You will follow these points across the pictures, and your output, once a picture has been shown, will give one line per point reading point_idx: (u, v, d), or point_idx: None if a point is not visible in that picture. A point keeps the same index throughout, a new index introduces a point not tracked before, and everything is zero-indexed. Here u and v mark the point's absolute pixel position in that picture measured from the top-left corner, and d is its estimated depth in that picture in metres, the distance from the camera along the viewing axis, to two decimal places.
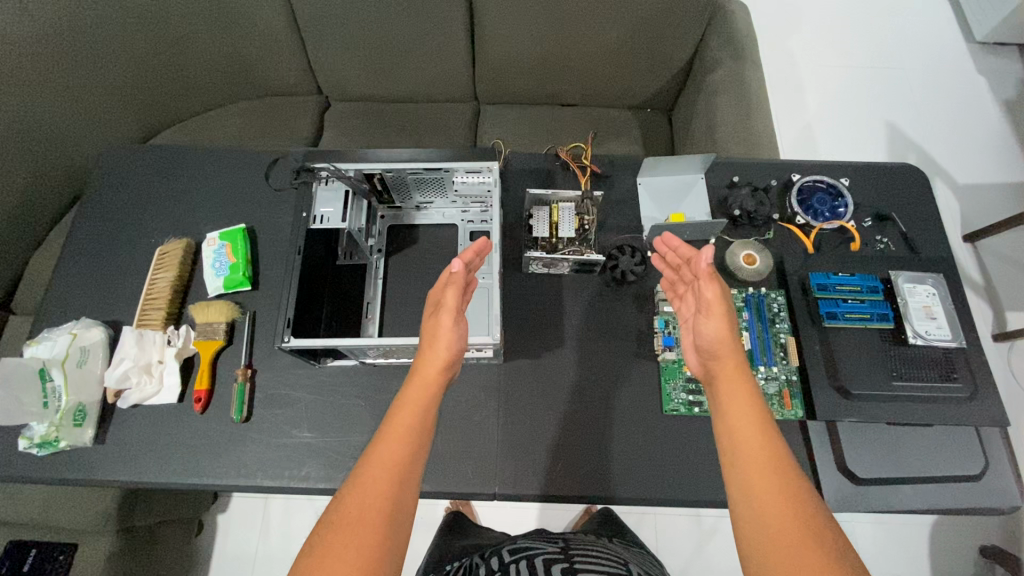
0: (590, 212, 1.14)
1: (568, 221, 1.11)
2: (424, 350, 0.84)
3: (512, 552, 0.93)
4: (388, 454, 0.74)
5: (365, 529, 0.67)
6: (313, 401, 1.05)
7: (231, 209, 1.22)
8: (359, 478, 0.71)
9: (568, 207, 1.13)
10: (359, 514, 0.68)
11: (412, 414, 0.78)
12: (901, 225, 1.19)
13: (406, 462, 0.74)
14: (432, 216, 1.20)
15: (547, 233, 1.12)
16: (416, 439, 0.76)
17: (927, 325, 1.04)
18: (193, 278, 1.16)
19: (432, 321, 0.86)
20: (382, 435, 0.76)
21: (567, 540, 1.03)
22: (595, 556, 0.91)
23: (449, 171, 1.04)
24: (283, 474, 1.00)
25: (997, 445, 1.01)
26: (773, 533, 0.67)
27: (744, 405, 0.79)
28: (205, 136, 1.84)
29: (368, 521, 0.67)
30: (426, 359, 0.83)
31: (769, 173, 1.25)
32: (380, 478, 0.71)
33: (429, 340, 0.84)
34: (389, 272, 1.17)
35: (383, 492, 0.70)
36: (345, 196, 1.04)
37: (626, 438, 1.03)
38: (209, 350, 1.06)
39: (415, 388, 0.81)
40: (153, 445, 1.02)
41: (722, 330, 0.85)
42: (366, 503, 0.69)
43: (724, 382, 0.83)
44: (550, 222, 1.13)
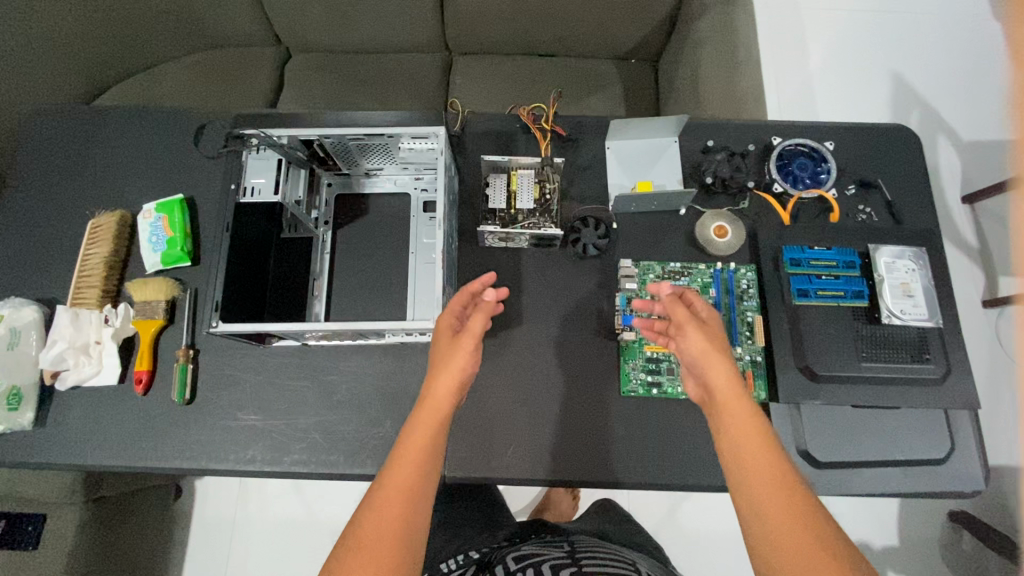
0: (551, 179, 1.06)
1: (526, 190, 1.02)
2: (436, 370, 0.79)
3: (520, 556, 0.93)
4: (399, 479, 0.71)
5: (382, 557, 0.65)
6: (258, 382, 1.01)
7: (164, 178, 1.13)
8: (372, 503, 0.69)
9: (527, 174, 1.04)
10: (377, 539, 0.66)
11: (427, 435, 0.75)
12: (887, 192, 1.11)
13: (422, 487, 0.71)
14: (383, 184, 1.11)
15: (504, 204, 1.04)
16: (431, 461, 0.73)
17: (903, 303, 0.99)
18: (130, 252, 1.09)
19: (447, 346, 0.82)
20: (392, 460, 0.73)
21: (569, 539, 1.02)
22: (602, 558, 0.91)
23: (393, 137, 0.95)
24: (228, 457, 0.97)
25: (966, 428, 0.97)
26: (797, 563, 0.65)
27: (749, 432, 0.74)
28: (156, 92, 1.71)
29: (383, 549, 0.66)
30: (439, 379, 0.78)
31: (748, 134, 1.15)
32: (394, 500, 0.69)
33: (441, 362, 0.80)
34: (337, 245, 1.09)
35: (397, 517, 0.68)
36: (278, 166, 0.95)
37: (580, 420, 1.00)
38: (147, 330, 1.02)
39: (421, 413, 0.77)
40: (96, 429, 0.99)
41: (711, 348, 0.81)
42: (380, 530, 0.67)
43: (726, 403, 0.78)
44: (508, 190, 1.04)
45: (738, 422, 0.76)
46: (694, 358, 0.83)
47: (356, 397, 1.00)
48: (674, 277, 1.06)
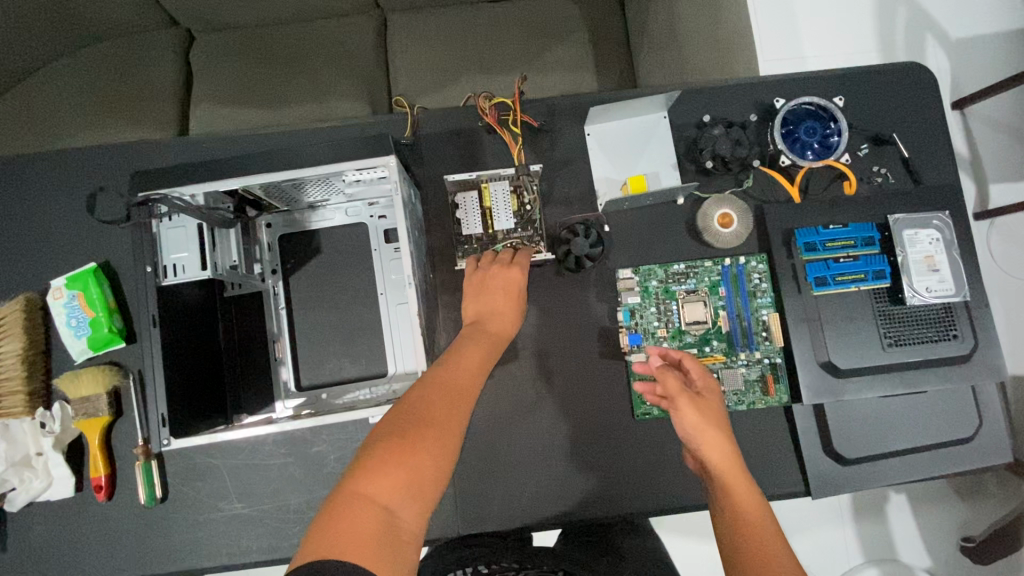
0: (529, 189, 0.93)
1: (502, 206, 0.90)
2: (491, 304, 0.83)
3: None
4: (459, 375, 0.70)
5: (440, 434, 0.63)
6: (236, 466, 0.91)
7: (68, 244, 0.94)
8: (432, 387, 0.67)
9: (502, 186, 0.91)
10: (441, 420, 0.64)
11: (484, 350, 0.76)
12: (902, 148, 0.99)
13: (476, 390, 0.70)
14: (332, 216, 0.93)
15: (481, 227, 0.91)
16: (485, 369, 0.74)
17: (928, 280, 0.90)
18: (52, 338, 0.93)
19: (500, 278, 0.85)
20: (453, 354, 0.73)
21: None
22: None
23: (333, 173, 0.78)
24: (219, 553, 0.88)
25: (993, 399, 0.93)
26: None
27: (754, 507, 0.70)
28: (28, 112, 1.38)
29: (445, 429, 0.64)
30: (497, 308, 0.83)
31: (746, 99, 1.00)
32: (446, 395, 0.67)
33: (498, 294, 0.83)
34: (293, 297, 0.93)
35: (456, 403, 0.67)
36: (198, 233, 0.79)
37: (595, 452, 0.93)
38: (94, 430, 0.88)
39: (476, 337, 0.79)
40: (65, 543, 0.89)
41: (705, 423, 0.75)
42: (437, 410, 0.65)
43: (728, 484, 0.72)
44: (483, 209, 0.91)
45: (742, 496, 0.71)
46: (688, 437, 0.76)
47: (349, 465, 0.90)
48: (679, 281, 0.95)
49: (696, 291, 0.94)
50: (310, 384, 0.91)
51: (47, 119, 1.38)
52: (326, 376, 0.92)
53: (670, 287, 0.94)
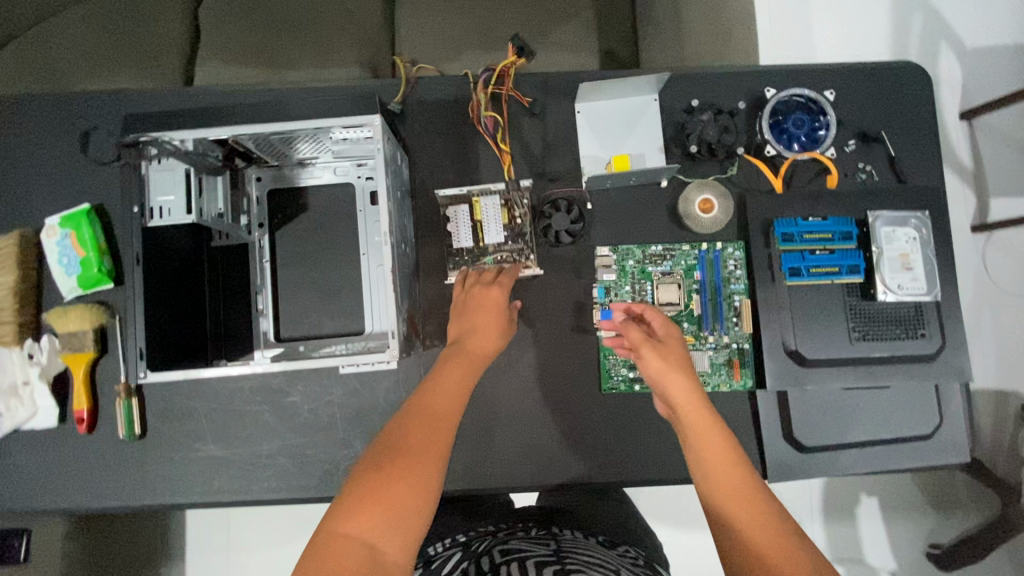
0: (521, 204, 0.94)
1: (493, 220, 0.93)
2: (472, 327, 0.85)
3: (503, 551, 0.78)
4: (434, 404, 0.72)
5: (419, 464, 0.65)
6: (213, 410, 0.94)
7: (65, 184, 0.96)
8: (408, 419, 0.70)
9: (493, 201, 0.93)
10: (419, 449, 0.66)
11: (462, 372, 0.78)
12: (890, 146, 1.00)
13: (455, 416, 0.72)
14: (321, 175, 0.95)
15: (472, 240, 0.94)
16: (463, 395, 0.75)
17: (900, 278, 0.92)
18: (44, 275, 0.96)
19: (479, 299, 0.87)
20: (431, 381, 0.76)
21: (557, 533, 0.88)
22: (592, 561, 0.76)
23: (321, 128, 0.80)
24: (192, 491, 0.92)
25: (956, 400, 0.95)
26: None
27: (720, 449, 0.69)
28: (31, 57, 1.37)
29: (424, 459, 0.65)
30: (477, 332, 0.84)
31: (738, 87, 1.00)
32: (423, 426, 0.69)
33: (477, 316, 0.86)
34: (277, 251, 0.95)
35: (433, 430, 0.69)
36: (186, 178, 0.82)
37: (561, 423, 0.95)
38: (79, 364, 0.91)
39: (456, 357, 0.81)
40: (47, 469, 0.93)
41: (667, 366, 0.77)
42: (414, 440, 0.67)
43: (694, 428, 0.72)
44: (474, 223, 0.94)
45: (705, 436, 0.71)
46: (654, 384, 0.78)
47: (321, 417, 0.93)
48: (656, 262, 0.96)
49: (671, 273, 0.96)
50: (288, 336, 0.94)
51: (51, 67, 1.38)
52: (304, 330, 0.94)
53: (646, 268, 0.96)
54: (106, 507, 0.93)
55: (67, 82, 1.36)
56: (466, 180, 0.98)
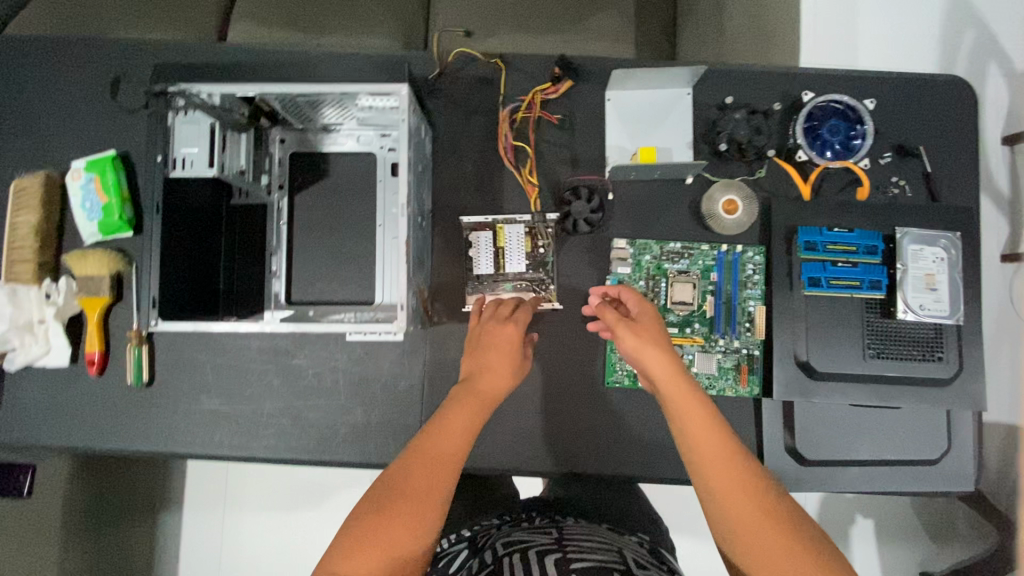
0: (545, 233, 0.94)
1: (515, 247, 0.93)
2: (483, 363, 0.78)
3: (506, 543, 0.80)
4: (438, 448, 0.69)
5: (413, 515, 0.63)
6: (220, 365, 0.95)
7: (93, 130, 0.97)
8: (410, 462, 0.67)
9: (516, 228, 0.93)
10: (415, 496, 0.65)
11: (469, 414, 0.73)
12: (926, 162, 0.97)
13: (459, 461, 0.69)
14: (344, 142, 0.95)
15: (492, 268, 0.93)
16: (470, 438, 0.71)
17: (922, 298, 0.89)
18: (66, 218, 0.97)
19: (493, 335, 0.81)
20: (436, 420, 0.72)
21: (560, 521, 0.90)
22: (593, 545, 0.78)
23: (348, 93, 0.80)
24: (194, 442, 0.94)
25: (966, 428, 0.92)
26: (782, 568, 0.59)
27: (703, 430, 0.68)
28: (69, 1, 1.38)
29: (419, 510, 0.64)
30: (488, 370, 0.78)
31: (775, 88, 0.97)
32: (424, 472, 0.66)
33: (488, 354, 0.79)
34: (295, 213, 0.95)
35: (431, 478, 0.66)
36: (212, 132, 0.82)
37: (561, 412, 0.94)
38: (94, 308, 0.92)
39: (463, 396, 0.75)
40: (56, 407, 0.95)
41: (644, 344, 0.74)
42: (414, 485, 0.65)
43: (676, 408, 0.70)
44: (495, 248, 0.93)
45: (687, 416, 0.69)
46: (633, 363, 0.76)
47: (324, 382, 0.94)
48: (673, 259, 0.95)
49: (688, 272, 0.94)
50: (299, 300, 0.95)
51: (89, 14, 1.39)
52: (315, 295, 0.95)
53: (662, 264, 0.95)
54: (111, 450, 0.95)
55: (103, 30, 1.37)
56: (488, 160, 0.98)
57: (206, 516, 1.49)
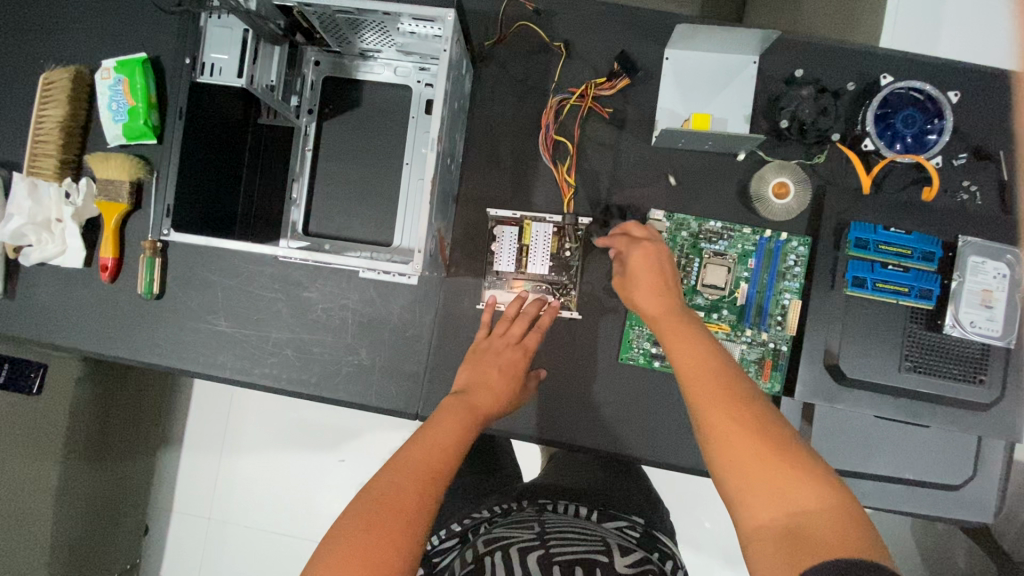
0: (573, 238, 0.89)
1: (541, 247, 0.88)
2: (478, 382, 0.81)
3: (488, 540, 0.78)
4: (427, 457, 0.69)
5: (396, 518, 0.61)
6: (230, 287, 0.93)
7: (126, 27, 0.93)
8: (396, 471, 0.67)
9: (545, 228, 0.88)
10: (398, 499, 0.63)
11: (459, 423, 0.75)
12: (1003, 169, 0.88)
13: (447, 471, 0.69)
14: (380, 72, 0.90)
15: (514, 267, 0.89)
16: (460, 447, 0.72)
17: (974, 314, 0.83)
18: (92, 118, 0.95)
19: (492, 355, 0.84)
20: (424, 428, 0.73)
21: (542, 512, 0.88)
22: (577, 539, 0.76)
23: (391, 14, 0.74)
24: (197, 361, 0.93)
25: (996, 457, 0.87)
26: (755, 466, 0.58)
27: (687, 341, 0.69)
28: None
29: (402, 510, 0.62)
30: (481, 388, 0.81)
31: (851, 67, 0.89)
32: (408, 477, 0.66)
33: (484, 373, 0.82)
34: (321, 140, 0.91)
35: (415, 480, 0.66)
36: (245, 39, 0.77)
37: (570, 383, 0.90)
38: (112, 213, 0.91)
39: (455, 408, 0.77)
40: (66, 308, 0.95)
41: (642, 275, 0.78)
42: (403, 495, 0.64)
43: (664, 327, 0.72)
44: (520, 244, 0.89)
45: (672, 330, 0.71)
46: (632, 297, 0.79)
47: (332, 319, 0.92)
48: (710, 239, 0.89)
49: (724, 255, 0.89)
50: (315, 232, 0.92)
51: None
52: (333, 229, 0.92)
53: (698, 244, 0.89)
54: (113, 358, 0.95)
55: None
56: (529, 110, 0.92)
57: (206, 437, 1.52)
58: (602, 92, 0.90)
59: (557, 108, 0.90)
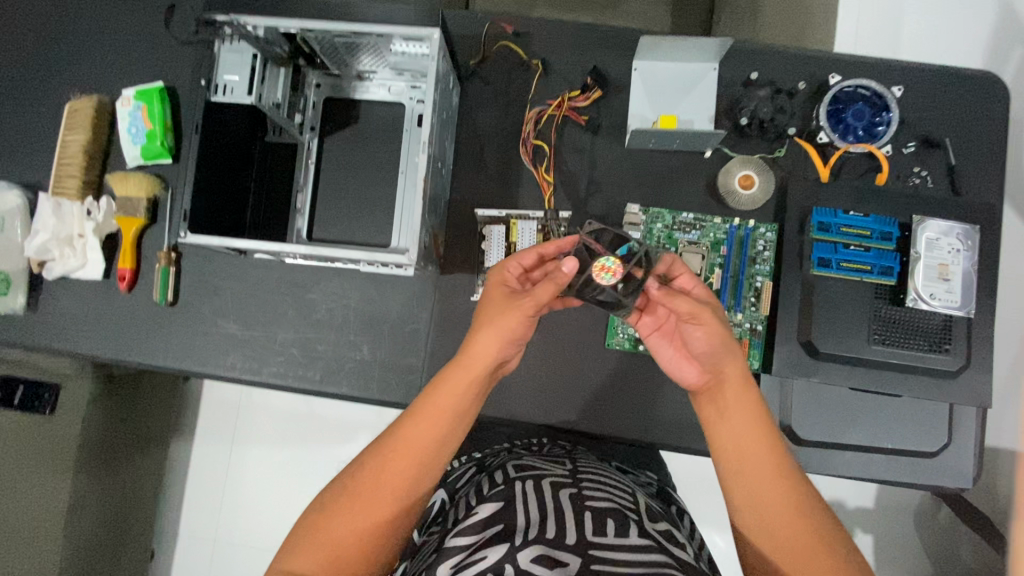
0: (557, 233, 0.95)
1: (527, 243, 0.94)
2: (480, 327, 0.73)
3: (519, 468, 0.80)
4: (411, 447, 0.68)
5: (374, 503, 0.66)
6: (239, 292, 1.00)
7: (146, 62, 1.03)
8: (380, 449, 0.69)
9: (530, 225, 0.95)
10: (379, 491, 0.67)
11: (454, 397, 0.70)
12: (950, 155, 0.96)
13: (431, 463, 0.69)
14: (376, 91, 0.99)
15: None
16: (443, 442, 0.70)
17: (934, 287, 0.88)
18: (112, 142, 1.03)
19: (500, 298, 0.75)
20: (416, 408, 0.70)
21: (572, 452, 0.91)
22: (608, 483, 0.79)
23: (384, 36, 0.84)
24: (208, 363, 0.98)
25: (969, 424, 0.91)
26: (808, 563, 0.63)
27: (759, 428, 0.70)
28: None
29: (379, 499, 0.66)
30: (482, 335, 0.72)
31: (803, 70, 0.98)
32: (393, 466, 0.68)
33: (489, 317, 0.73)
34: (323, 154, 1.00)
35: (401, 473, 0.67)
36: (253, 62, 0.86)
37: (561, 370, 0.96)
38: (130, 227, 0.98)
39: (455, 371, 0.71)
40: (85, 318, 1.01)
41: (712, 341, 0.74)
42: (387, 480, 0.67)
43: (738, 402, 0.72)
44: (507, 242, 0.95)
45: (748, 409, 0.71)
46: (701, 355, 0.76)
47: (335, 318, 0.98)
48: (684, 229, 0.96)
49: (698, 243, 0.95)
50: (318, 237, 0.99)
51: None
52: (334, 234, 0.99)
53: (673, 234, 0.96)
54: (129, 364, 1.00)
55: None
56: (512, 120, 1.01)
57: (212, 451, 1.56)
58: (577, 103, 0.99)
59: (536, 118, 0.99)
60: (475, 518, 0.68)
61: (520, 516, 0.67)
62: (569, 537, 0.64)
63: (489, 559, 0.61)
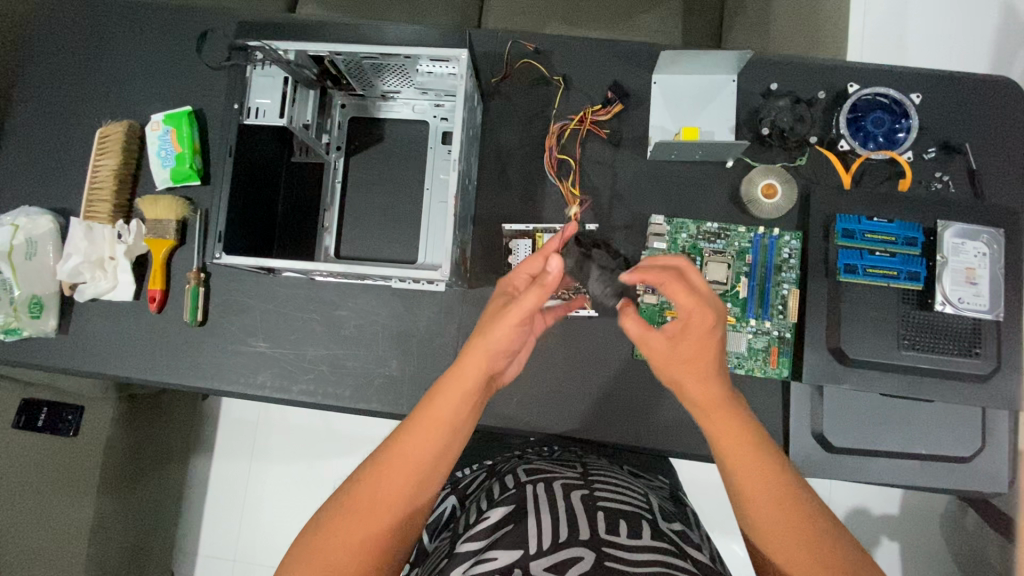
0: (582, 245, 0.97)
1: None
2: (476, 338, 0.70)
3: (529, 472, 0.81)
4: (407, 462, 0.64)
5: (370, 519, 0.62)
6: (268, 311, 1.01)
7: (174, 88, 1.06)
8: (374, 463, 0.65)
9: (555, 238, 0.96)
10: (372, 507, 0.62)
11: (451, 410, 0.67)
12: (971, 160, 0.97)
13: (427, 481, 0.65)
14: (400, 110, 1.01)
15: None
16: (438, 460, 0.65)
17: (961, 291, 0.89)
18: (142, 166, 1.05)
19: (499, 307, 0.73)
20: (411, 422, 0.67)
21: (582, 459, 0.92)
22: (621, 486, 0.79)
23: (411, 58, 0.85)
24: (238, 381, 0.99)
25: (1001, 428, 0.91)
26: None
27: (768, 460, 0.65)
28: None
29: (375, 515, 0.62)
30: (479, 346, 0.68)
31: (821, 79, 0.99)
32: (388, 482, 0.63)
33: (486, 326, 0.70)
34: (349, 173, 1.02)
35: (396, 490, 0.63)
36: (283, 85, 0.88)
37: (590, 381, 0.96)
38: (160, 249, 0.99)
39: (450, 385, 0.68)
40: (116, 340, 1.02)
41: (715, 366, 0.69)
42: (380, 496, 0.63)
43: (746, 433, 0.66)
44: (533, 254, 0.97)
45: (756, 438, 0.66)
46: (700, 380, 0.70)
47: (364, 334, 0.99)
48: (709, 239, 0.96)
49: (723, 252, 0.96)
50: (346, 255, 1.00)
51: None
52: (362, 252, 1.00)
53: (698, 244, 0.97)
54: (160, 384, 1.01)
55: None
56: (535, 135, 1.02)
57: (232, 469, 1.56)
58: (598, 117, 1.00)
59: (559, 132, 1.00)
60: (485, 523, 0.69)
61: (531, 517, 0.67)
62: (582, 532, 0.64)
63: (500, 560, 0.60)
